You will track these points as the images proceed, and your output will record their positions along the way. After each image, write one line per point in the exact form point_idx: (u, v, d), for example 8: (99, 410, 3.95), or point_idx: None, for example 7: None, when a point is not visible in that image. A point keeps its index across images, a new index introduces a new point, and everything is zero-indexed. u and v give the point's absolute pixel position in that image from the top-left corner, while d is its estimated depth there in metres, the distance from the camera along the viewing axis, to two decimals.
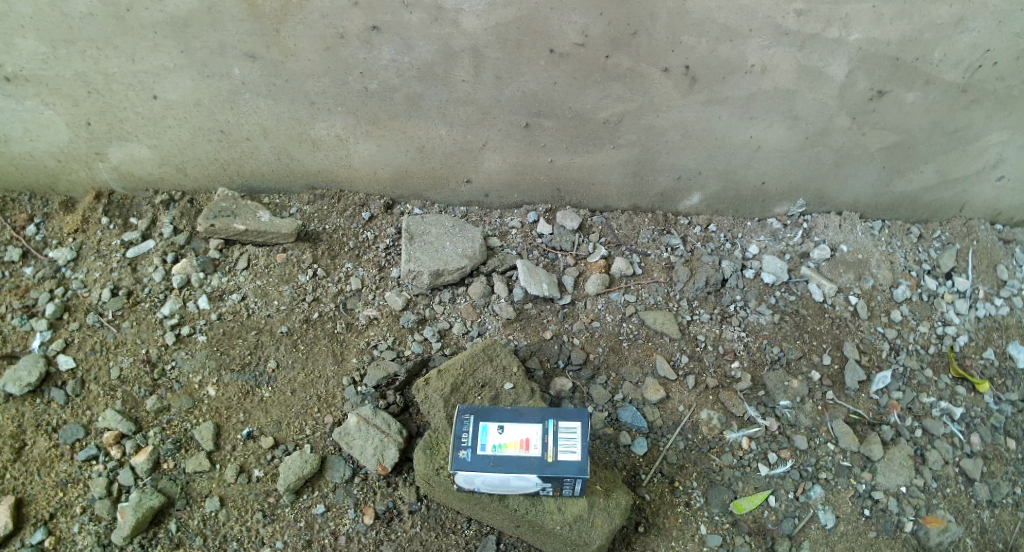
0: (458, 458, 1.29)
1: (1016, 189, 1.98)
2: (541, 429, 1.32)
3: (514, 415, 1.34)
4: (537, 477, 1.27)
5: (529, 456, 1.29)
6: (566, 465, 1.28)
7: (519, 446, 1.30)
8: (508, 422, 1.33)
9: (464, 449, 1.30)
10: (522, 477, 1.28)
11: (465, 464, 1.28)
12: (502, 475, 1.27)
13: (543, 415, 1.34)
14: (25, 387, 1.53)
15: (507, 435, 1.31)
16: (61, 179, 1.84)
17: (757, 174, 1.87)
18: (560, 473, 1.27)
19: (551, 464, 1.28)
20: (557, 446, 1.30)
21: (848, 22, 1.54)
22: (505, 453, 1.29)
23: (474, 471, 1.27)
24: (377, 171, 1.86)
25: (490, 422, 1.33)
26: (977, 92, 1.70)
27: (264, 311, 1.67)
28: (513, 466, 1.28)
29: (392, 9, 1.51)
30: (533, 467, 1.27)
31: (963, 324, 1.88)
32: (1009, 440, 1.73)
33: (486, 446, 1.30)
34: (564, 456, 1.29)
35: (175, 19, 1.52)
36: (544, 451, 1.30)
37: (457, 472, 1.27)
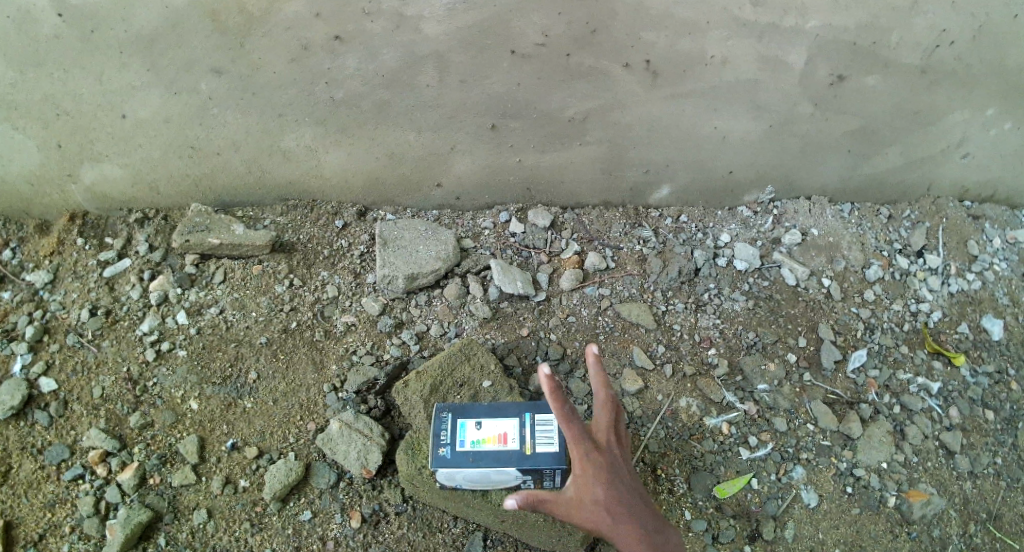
0: (437, 455, 1.31)
1: (982, 164, 2.02)
2: (519, 423, 1.33)
3: (492, 410, 1.36)
4: (516, 469, 1.29)
5: (507, 450, 1.31)
6: (544, 456, 1.30)
7: (498, 441, 1.32)
8: (486, 418, 1.34)
9: (443, 446, 1.32)
10: (501, 470, 1.30)
11: (444, 461, 1.30)
12: (482, 469, 1.29)
13: (520, 409, 1.35)
14: (8, 410, 1.54)
15: (485, 430, 1.33)
16: (35, 203, 1.84)
17: (725, 164, 1.90)
18: (538, 465, 1.29)
19: (529, 457, 1.30)
20: (534, 439, 1.32)
21: (805, 10, 1.59)
22: (483, 448, 1.31)
23: (454, 468, 1.29)
24: (348, 178, 1.86)
25: (468, 419, 1.34)
26: (937, 73, 1.74)
27: (243, 323, 1.68)
28: (492, 460, 1.29)
29: (355, 18, 1.55)
30: (511, 460, 1.29)
31: (937, 300, 1.92)
32: (987, 412, 1.77)
33: (464, 442, 1.32)
34: (542, 448, 1.31)
35: (139, 37, 1.55)
36: (522, 443, 1.31)
37: (437, 468, 1.29)
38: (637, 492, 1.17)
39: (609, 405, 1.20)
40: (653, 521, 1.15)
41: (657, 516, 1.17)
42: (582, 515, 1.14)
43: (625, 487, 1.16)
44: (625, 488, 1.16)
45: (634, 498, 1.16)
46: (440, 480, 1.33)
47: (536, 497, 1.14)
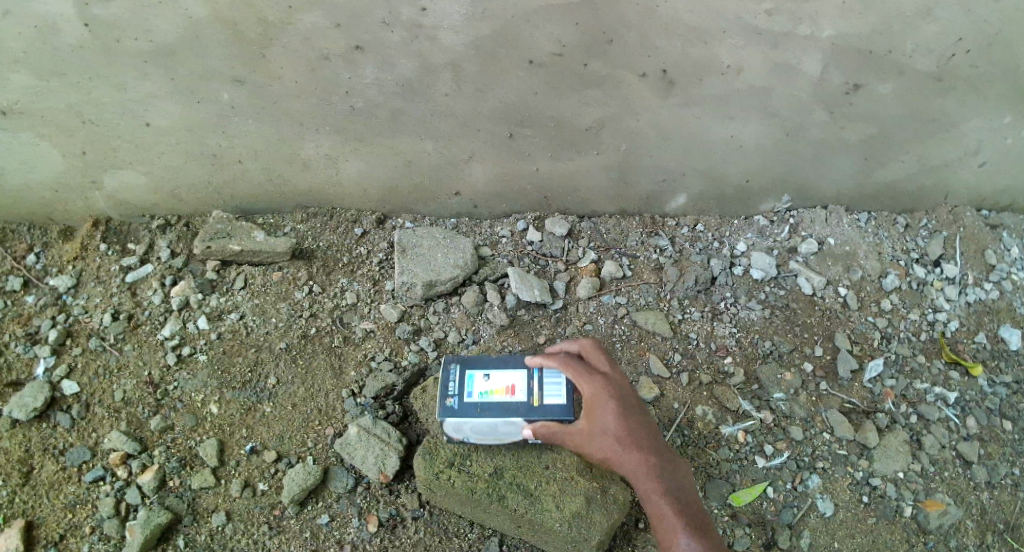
0: (445, 406, 1.31)
1: (999, 173, 2.01)
2: (527, 375, 1.34)
3: (499, 361, 1.37)
4: (523, 421, 1.30)
5: (515, 401, 1.31)
6: (553, 407, 1.30)
7: (506, 392, 1.32)
8: (494, 370, 1.35)
9: (451, 397, 1.32)
10: (509, 421, 1.31)
11: (451, 412, 1.31)
12: (489, 420, 1.30)
13: (528, 360, 1.35)
14: (31, 412, 1.56)
15: (492, 381, 1.34)
16: (57, 208, 1.88)
17: (739, 174, 1.91)
18: (547, 416, 1.29)
19: (537, 407, 1.30)
20: (543, 391, 1.32)
21: (819, 18, 1.57)
22: (491, 399, 1.32)
23: (461, 419, 1.30)
24: (367, 187, 1.90)
25: (476, 371, 1.35)
26: (951, 79, 1.73)
27: (262, 329, 1.70)
28: (499, 411, 1.30)
29: (372, 28, 1.55)
30: (519, 410, 1.30)
31: (954, 310, 1.91)
32: (1004, 422, 1.76)
33: (472, 393, 1.32)
34: (550, 400, 1.31)
35: (162, 47, 1.56)
36: (530, 394, 1.32)
37: (445, 419, 1.30)
38: (639, 417, 1.32)
39: (604, 353, 1.39)
40: (655, 442, 1.31)
41: (658, 438, 1.33)
42: (594, 440, 1.28)
43: (630, 413, 1.31)
44: (630, 414, 1.31)
45: (637, 423, 1.31)
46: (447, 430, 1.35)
47: (549, 429, 1.29)
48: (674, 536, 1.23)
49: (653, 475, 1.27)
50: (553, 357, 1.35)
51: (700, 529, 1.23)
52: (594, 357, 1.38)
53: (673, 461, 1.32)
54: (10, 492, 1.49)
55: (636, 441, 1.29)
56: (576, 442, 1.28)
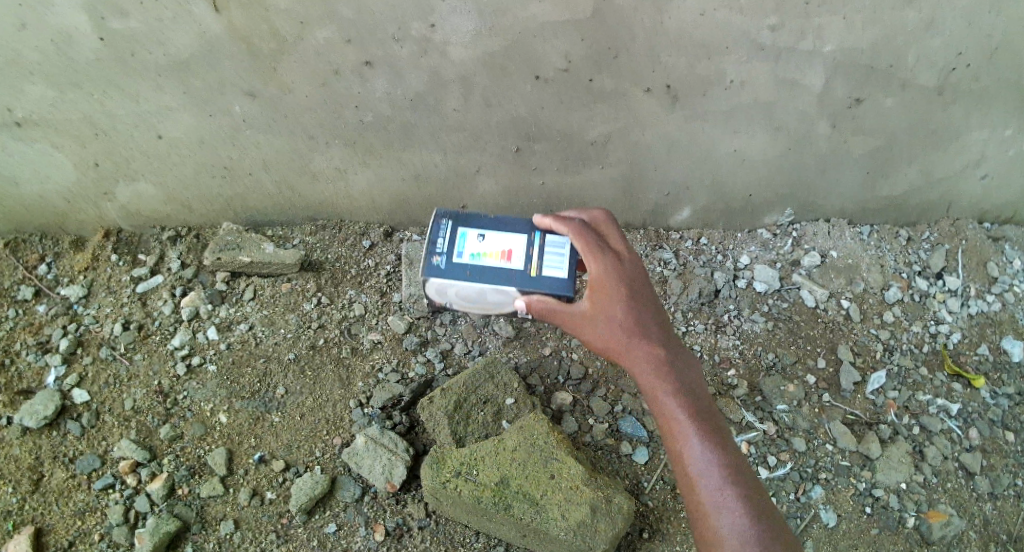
0: (434, 264, 1.28)
1: (1002, 186, 2.03)
2: (526, 244, 1.31)
3: (495, 223, 1.34)
4: (516, 289, 1.27)
5: (510, 268, 1.28)
6: (552, 279, 1.28)
7: (501, 257, 1.29)
8: (489, 234, 1.32)
9: (440, 255, 1.29)
10: (501, 289, 1.27)
11: (438, 272, 1.28)
12: (480, 285, 1.27)
13: (528, 228, 1.32)
14: (41, 420, 1.58)
15: (487, 243, 1.31)
16: (69, 218, 1.91)
17: (743, 187, 1.94)
18: (543, 287, 1.27)
19: (534, 277, 1.27)
20: (541, 261, 1.29)
21: (822, 32, 1.60)
22: (483, 262, 1.29)
23: (449, 279, 1.27)
24: (375, 200, 1.93)
25: (470, 231, 1.31)
26: (954, 93, 1.76)
27: (271, 340, 1.72)
28: (490, 274, 1.28)
29: (383, 43, 1.58)
30: (514, 278, 1.27)
31: (956, 322, 1.92)
32: (1007, 433, 1.76)
33: (464, 254, 1.29)
34: (548, 272, 1.28)
35: (177, 60, 1.59)
36: (527, 262, 1.29)
37: (431, 279, 1.27)
38: (650, 310, 1.28)
39: (618, 233, 1.34)
40: (664, 337, 1.27)
41: (668, 333, 1.29)
42: (598, 325, 1.25)
43: (640, 302, 1.27)
44: (640, 304, 1.27)
45: (647, 314, 1.27)
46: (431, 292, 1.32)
47: (545, 305, 1.25)
48: (678, 435, 1.20)
49: (660, 370, 1.23)
50: (565, 227, 1.31)
51: (709, 432, 1.20)
52: (609, 237, 1.34)
53: (682, 359, 1.28)
54: (20, 499, 1.51)
55: (643, 332, 1.25)
56: (575, 322, 1.26)
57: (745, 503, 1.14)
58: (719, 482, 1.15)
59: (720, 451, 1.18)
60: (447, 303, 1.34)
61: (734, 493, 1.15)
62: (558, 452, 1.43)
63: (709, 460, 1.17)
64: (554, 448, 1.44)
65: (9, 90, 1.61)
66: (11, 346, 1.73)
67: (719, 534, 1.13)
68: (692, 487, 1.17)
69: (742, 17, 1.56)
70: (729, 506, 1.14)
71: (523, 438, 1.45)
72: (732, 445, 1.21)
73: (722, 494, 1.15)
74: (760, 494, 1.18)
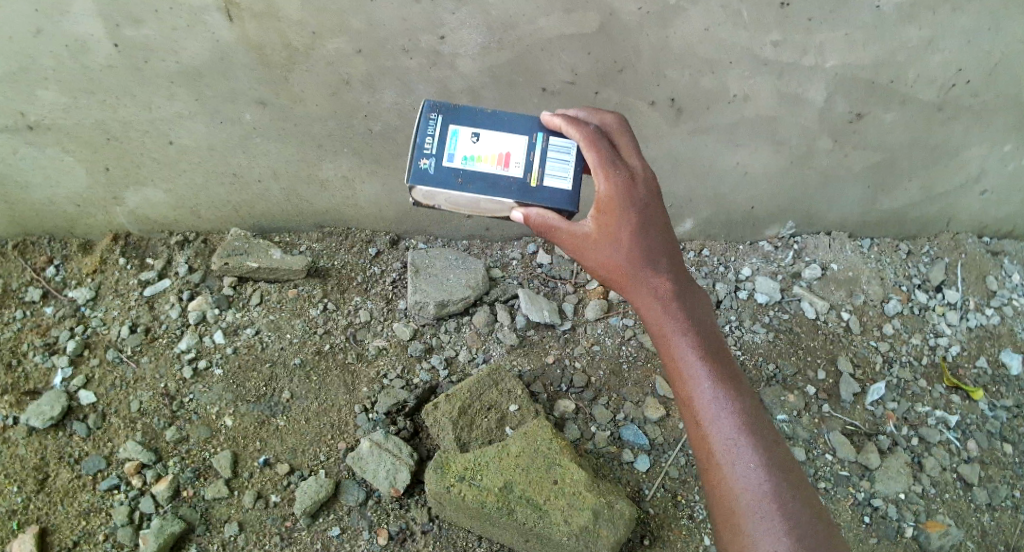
0: (425, 164, 1.25)
1: (1000, 200, 2.07)
2: (526, 149, 1.28)
3: (492, 126, 1.30)
4: (512, 199, 1.25)
5: (506, 175, 1.26)
6: (552, 193, 1.26)
7: (497, 163, 1.27)
8: (486, 135, 1.28)
9: (433, 156, 1.25)
10: (496, 198, 1.25)
11: (427, 175, 1.24)
12: (473, 191, 1.24)
13: (530, 131, 1.29)
14: (48, 420, 1.60)
15: (482, 148, 1.27)
16: (78, 222, 1.92)
17: (746, 200, 1.95)
18: (543, 200, 1.25)
19: (533, 188, 1.25)
20: (541, 171, 1.27)
21: (823, 49, 1.67)
22: (477, 166, 1.26)
23: (438, 183, 1.24)
24: (381, 209, 1.95)
25: (466, 131, 1.28)
26: (953, 108, 1.81)
27: (277, 345, 1.74)
28: (484, 180, 1.25)
29: (394, 55, 1.64)
30: (511, 188, 1.25)
31: (955, 335, 1.94)
32: (1005, 445, 1.78)
33: (458, 155, 1.26)
34: (549, 183, 1.26)
35: (190, 69, 1.63)
36: (526, 171, 1.26)
37: (419, 183, 1.23)
38: (660, 236, 1.26)
39: (633, 145, 1.29)
40: (673, 269, 1.26)
41: (676, 264, 1.28)
42: (602, 250, 1.24)
43: (650, 226, 1.24)
44: (650, 229, 1.24)
45: (657, 240, 1.25)
46: (415, 195, 1.28)
47: (544, 219, 1.23)
48: (685, 371, 1.22)
49: (666, 304, 1.24)
50: (575, 136, 1.27)
51: (716, 369, 1.21)
52: (622, 149, 1.29)
53: (691, 293, 1.28)
54: (25, 498, 1.52)
55: (650, 261, 1.24)
56: (577, 244, 1.25)
57: (751, 441, 1.16)
58: (726, 419, 1.18)
59: (727, 388, 1.21)
60: (435, 205, 1.32)
61: (740, 431, 1.17)
62: (561, 458, 1.45)
63: (716, 397, 1.19)
64: (558, 454, 1.45)
65: (22, 96, 1.64)
66: (18, 347, 1.74)
67: (725, 471, 1.15)
68: (698, 423, 1.19)
69: (748, 32, 1.64)
70: (735, 443, 1.16)
71: (528, 444, 1.46)
72: (739, 382, 1.23)
73: (729, 432, 1.17)
74: (768, 432, 1.19)
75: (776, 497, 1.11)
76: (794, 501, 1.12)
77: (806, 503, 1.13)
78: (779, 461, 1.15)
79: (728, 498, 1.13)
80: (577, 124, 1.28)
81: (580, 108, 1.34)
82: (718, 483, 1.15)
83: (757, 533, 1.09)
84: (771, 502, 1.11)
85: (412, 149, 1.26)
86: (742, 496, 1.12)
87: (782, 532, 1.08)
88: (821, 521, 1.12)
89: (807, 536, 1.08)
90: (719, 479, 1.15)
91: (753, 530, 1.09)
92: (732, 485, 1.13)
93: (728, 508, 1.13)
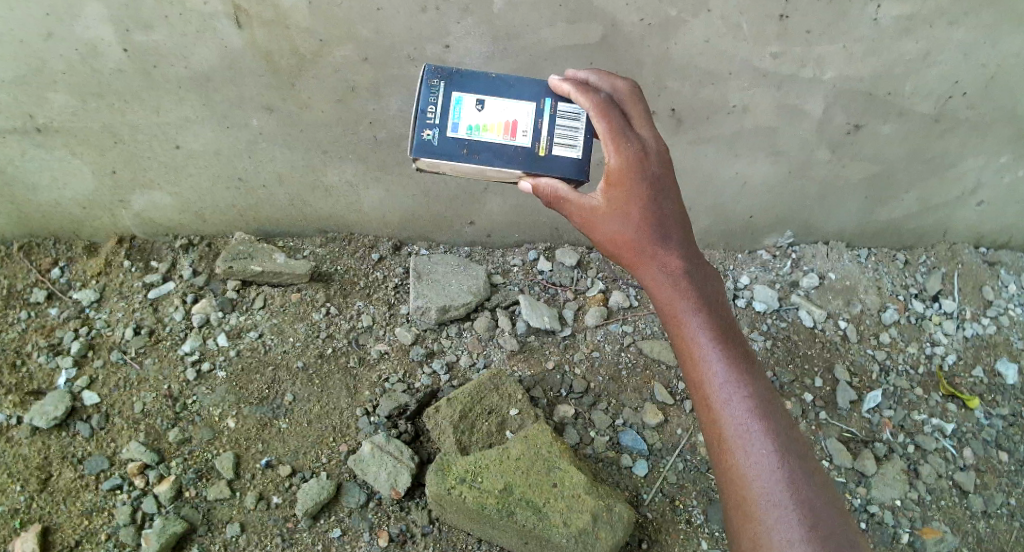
0: (430, 135, 1.29)
1: (997, 211, 2.09)
2: (532, 118, 1.31)
3: (497, 93, 1.32)
4: (520, 169, 1.30)
5: (513, 145, 1.30)
6: (559, 162, 1.31)
7: (503, 133, 1.31)
8: (492, 104, 1.32)
9: (438, 128, 1.30)
10: (505, 168, 1.30)
11: (433, 148, 1.29)
12: (480, 162, 1.30)
13: (536, 97, 1.32)
14: (51, 420, 1.61)
15: (487, 117, 1.31)
16: (84, 224, 1.94)
17: (745, 208, 1.99)
18: (550, 170, 1.30)
19: (540, 158, 1.30)
20: (549, 140, 1.31)
21: (822, 61, 1.69)
22: (483, 136, 1.30)
23: (444, 156, 1.29)
24: (384, 215, 1.98)
25: (471, 100, 1.31)
26: (950, 121, 1.83)
27: (281, 348, 1.76)
28: (491, 151, 1.30)
29: (399, 64, 1.66)
30: (518, 158, 1.30)
31: (951, 343, 1.96)
32: (1001, 453, 1.80)
33: (464, 125, 1.30)
34: (557, 153, 1.31)
35: (198, 75, 1.65)
36: (532, 140, 1.31)
37: (425, 156, 1.28)
38: (672, 212, 1.25)
39: (644, 115, 1.29)
40: (686, 247, 1.26)
41: (689, 240, 1.27)
42: (613, 224, 1.24)
43: (662, 202, 1.24)
44: (662, 205, 1.24)
45: (669, 217, 1.25)
46: (422, 165, 1.33)
47: (554, 190, 1.27)
48: (696, 352, 1.21)
49: (677, 283, 1.23)
50: (585, 105, 1.29)
51: (728, 350, 1.21)
52: (633, 119, 1.29)
53: (703, 270, 1.27)
54: (28, 497, 1.53)
55: (662, 238, 1.24)
56: (587, 218, 1.27)
57: (764, 425, 1.16)
58: (738, 402, 1.17)
59: (737, 368, 1.20)
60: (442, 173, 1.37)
61: (754, 416, 1.16)
62: (562, 461, 1.47)
63: (728, 380, 1.19)
64: (558, 458, 1.47)
65: (32, 99, 1.66)
66: (22, 347, 1.76)
67: (737, 455, 1.15)
68: (709, 405, 1.19)
69: (749, 45, 1.65)
70: (747, 427, 1.16)
71: (527, 447, 1.48)
72: (751, 363, 1.22)
73: (741, 416, 1.17)
74: (780, 415, 1.19)
75: (788, 483, 1.12)
76: (806, 487, 1.13)
77: (817, 489, 1.13)
78: (790, 445, 1.15)
79: (739, 483, 1.14)
80: (588, 92, 1.29)
81: (592, 72, 1.34)
82: (729, 468, 1.15)
83: (768, 519, 1.10)
84: (783, 489, 1.11)
85: (417, 120, 1.30)
86: (753, 482, 1.12)
87: (794, 518, 1.09)
88: (832, 507, 1.13)
89: (818, 523, 1.09)
90: (731, 464, 1.15)
91: (764, 516, 1.10)
92: (743, 470, 1.14)
93: (740, 492, 1.13)
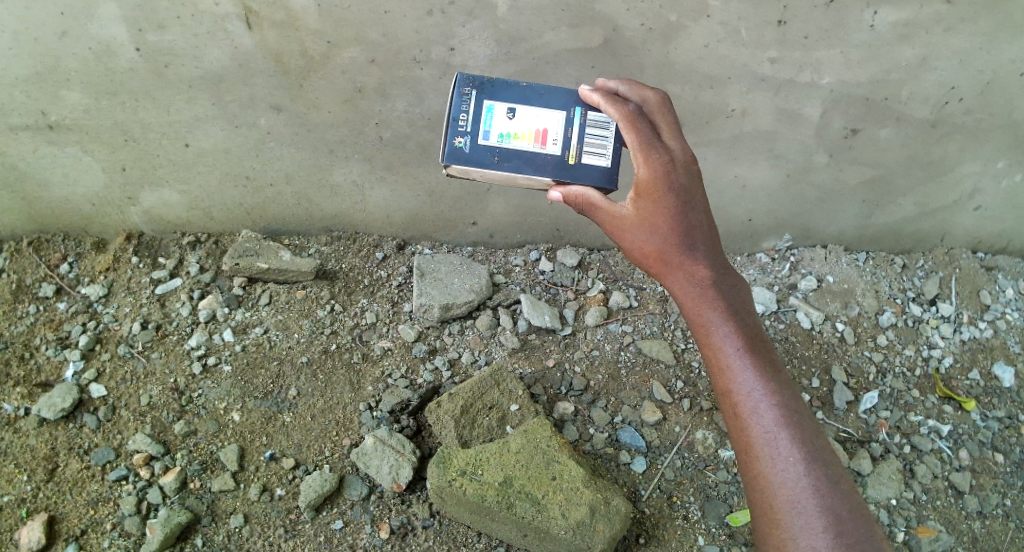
0: (460, 144, 1.32)
1: (993, 217, 2.11)
2: (563, 126, 1.35)
3: (527, 101, 1.36)
4: (550, 177, 1.33)
5: (545, 153, 1.33)
6: (589, 171, 1.33)
7: (535, 142, 1.34)
8: (524, 111, 1.35)
9: (469, 136, 1.32)
10: (536, 176, 1.32)
11: (464, 156, 1.31)
12: (512, 168, 1.32)
13: (568, 104, 1.36)
14: (59, 411, 1.63)
15: (518, 125, 1.34)
16: (94, 221, 1.97)
17: (743, 213, 2.01)
18: (579, 178, 1.33)
19: (570, 166, 1.33)
20: (580, 148, 1.34)
21: (820, 67, 1.73)
22: (515, 144, 1.33)
23: (476, 164, 1.31)
24: (389, 214, 2.00)
25: (502, 106, 1.34)
26: (947, 127, 1.86)
27: (285, 343, 1.78)
28: (522, 158, 1.32)
29: (406, 65, 1.70)
30: (551, 165, 1.32)
31: (949, 346, 1.98)
32: (996, 455, 1.81)
33: (496, 133, 1.33)
34: (588, 161, 1.33)
35: (211, 73, 1.69)
36: (563, 148, 1.34)
37: (456, 163, 1.30)
38: (700, 223, 1.28)
39: (672, 126, 1.32)
40: (713, 258, 1.28)
41: (715, 250, 1.30)
42: (639, 234, 1.26)
43: (691, 213, 1.26)
44: (689, 216, 1.26)
45: (695, 227, 1.27)
46: (452, 172, 1.35)
47: (585, 198, 1.28)
48: (724, 362, 1.24)
49: (706, 293, 1.26)
50: (614, 115, 1.31)
51: (756, 360, 1.23)
52: (661, 130, 1.32)
53: (729, 280, 1.29)
54: (34, 487, 1.56)
55: (690, 248, 1.26)
56: (615, 228, 1.28)
57: (791, 434, 1.19)
58: (766, 411, 1.20)
59: (764, 378, 1.23)
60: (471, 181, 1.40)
61: (781, 424, 1.19)
62: (561, 455, 1.49)
63: (756, 389, 1.21)
64: (557, 451, 1.50)
65: (47, 97, 1.70)
66: (31, 341, 1.79)
67: (764, 464, 1.18)
68: (738, 414, 1.22)
69: (749, 49, 1.70)
70: (775, 436, 1.18)
71: (528, 441, 1.50)
72: (778, 372, 1.25)
73: (769, 425, 1.19)
74: (807, 424, 1.22)
75: (814, 491, 1.15)
76: (832, 495, 1.15)
77: (844, 497, 1.16)
78: (817, 452, 1.18)
79: (767, 492, 1.16)
80: (616, 102, 1.32)
81: (620, 82, 1.37)
82: (757, 477, 1.18)
83: (794, 527, 1.12)
84: (810, 498, 1.14)
85: (449, 128, 1.33)
86: (780, 491, 1.15)
87: (819, 526, 1.12)
88: (857, 515, 1.15)
89: (844, 531, 1.12)
90: (759, 474, 1.18)
91: (792, 524, 1.13)
92: (770, 480, 1.16)
93: (767, 502, 1.16)
